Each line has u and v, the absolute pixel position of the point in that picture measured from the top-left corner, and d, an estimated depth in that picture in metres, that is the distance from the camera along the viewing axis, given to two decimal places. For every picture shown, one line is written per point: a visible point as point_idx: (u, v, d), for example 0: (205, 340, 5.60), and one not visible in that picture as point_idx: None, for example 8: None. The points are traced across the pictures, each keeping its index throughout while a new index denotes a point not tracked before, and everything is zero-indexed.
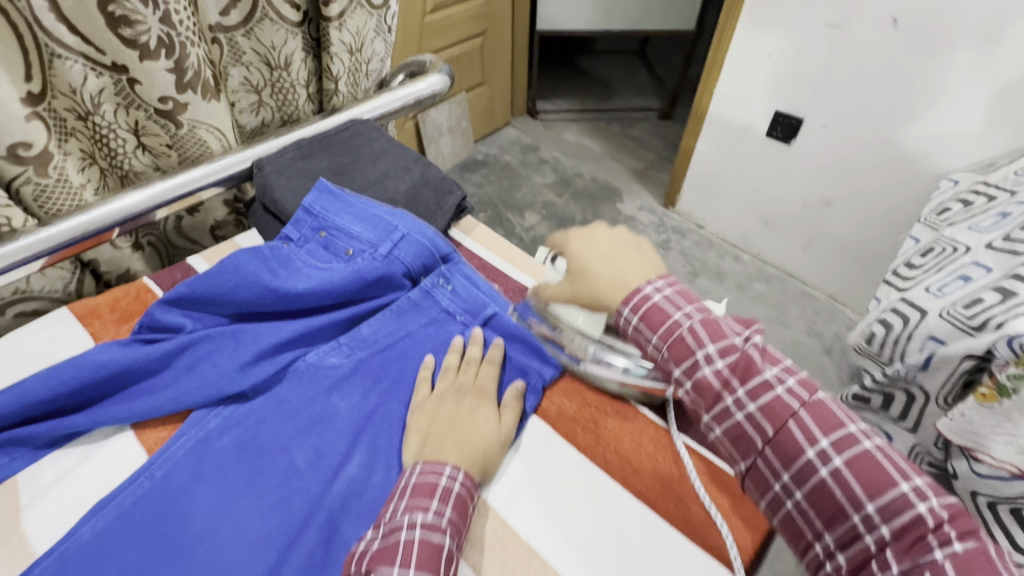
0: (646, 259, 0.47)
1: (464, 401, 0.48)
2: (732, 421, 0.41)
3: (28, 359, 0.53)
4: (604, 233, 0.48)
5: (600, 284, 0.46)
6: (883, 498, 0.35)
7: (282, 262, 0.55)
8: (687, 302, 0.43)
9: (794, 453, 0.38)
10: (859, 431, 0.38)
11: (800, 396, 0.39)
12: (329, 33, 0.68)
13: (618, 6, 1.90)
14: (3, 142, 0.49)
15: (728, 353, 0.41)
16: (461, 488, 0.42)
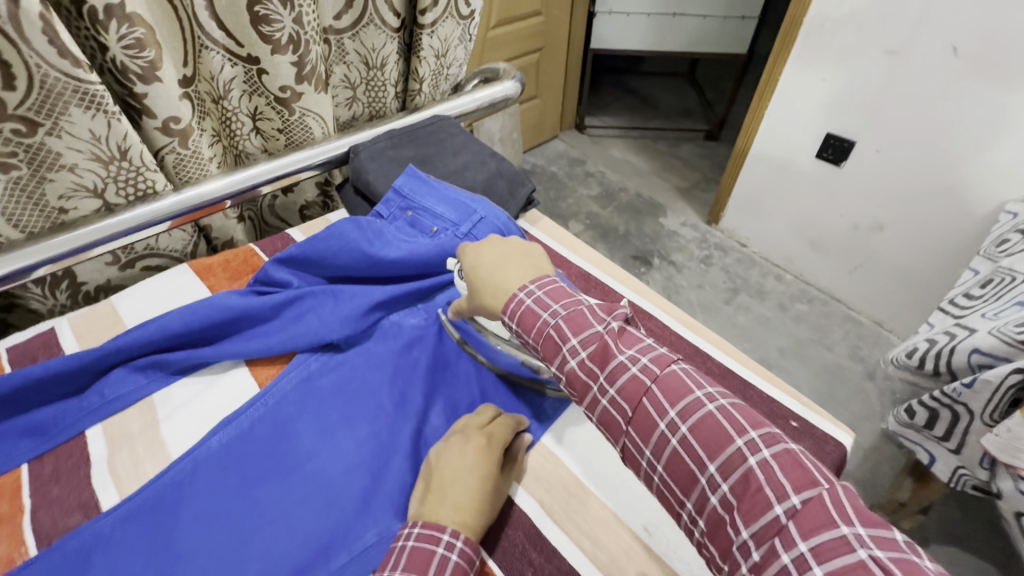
0: (533, 264, 0.48)
1: (466, 453, 0.44)
2: (600, 407, 0.40)
3: (157, 303, 0.61)
4: (494, 244, 0.50)
5: (484, 292, 0.48)
6: (718, 456, 0.35)
7: (376, 234, 0.62)
8: (556, 300, 0.43)
9: (649, 430, 0.37)
10: (746, 446, 0.34)
11: (652, 374, 0.39)
12: (421, 38, 0.76)
13: (672, 29, 1.96)
14: (160, 116, 0.57)
15: (615, 376, 0.39)
16: (460, 557, 0.39)
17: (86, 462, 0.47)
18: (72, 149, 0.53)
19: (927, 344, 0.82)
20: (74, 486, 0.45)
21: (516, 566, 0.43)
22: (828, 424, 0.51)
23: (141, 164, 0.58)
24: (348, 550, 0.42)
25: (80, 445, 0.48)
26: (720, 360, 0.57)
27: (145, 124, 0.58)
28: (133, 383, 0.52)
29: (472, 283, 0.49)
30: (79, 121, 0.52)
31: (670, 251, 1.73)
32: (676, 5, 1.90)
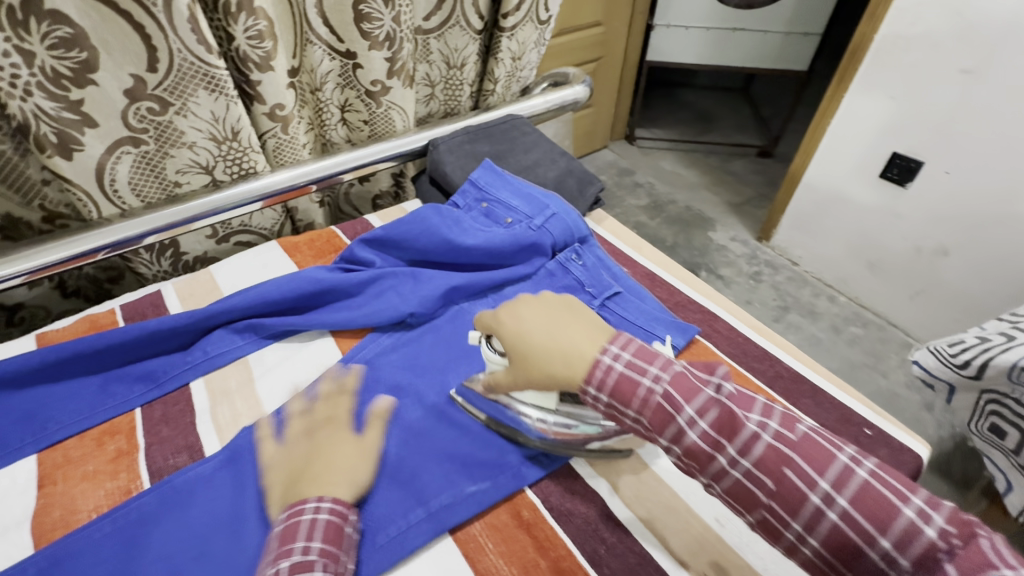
0: (591, 323, 0.42)
1: (316, 436, 0.47)
2: (730, 480, 0.35)
3: (251, 275, 0.66)
4: (538, 307, 0.44)
5: (545, 367, 0.41)
6: (892, 531, 0.30)
7: (454, 222, 0.65)
8: (649, 361, 0.38)
9: (796, 502, 0.33)
10: (851, 459, 0.33)
11: (788, 440, 0.34)
12: (500, 40, 0.80)
13: (731, 44, 1.95)
14: (268, 102, 0.62)
15: (707, 412, 0.35)
16: (330, 516, 0.40)
17: (191, 410, 0.51)
18: (193, 128, 0.59)
19: (982, 342, 0.62)
20: (181, 430, 0.50)
21: (588, 542, 0.44)
22: (903, 434, 0.51)
23: (249, 145, 0.64)
24: (424, 508, 0.45)
25: (185, 394, 0.53)
26: (790, 364, 0.57)
27: (255, 109, 0.63)
28: (231, 342, 0.56)
29: (525, 354, 0.42)
30: (203, 103, 0.57)
31: (718, 265, 1.71)
32: (736, 20, 1.89)
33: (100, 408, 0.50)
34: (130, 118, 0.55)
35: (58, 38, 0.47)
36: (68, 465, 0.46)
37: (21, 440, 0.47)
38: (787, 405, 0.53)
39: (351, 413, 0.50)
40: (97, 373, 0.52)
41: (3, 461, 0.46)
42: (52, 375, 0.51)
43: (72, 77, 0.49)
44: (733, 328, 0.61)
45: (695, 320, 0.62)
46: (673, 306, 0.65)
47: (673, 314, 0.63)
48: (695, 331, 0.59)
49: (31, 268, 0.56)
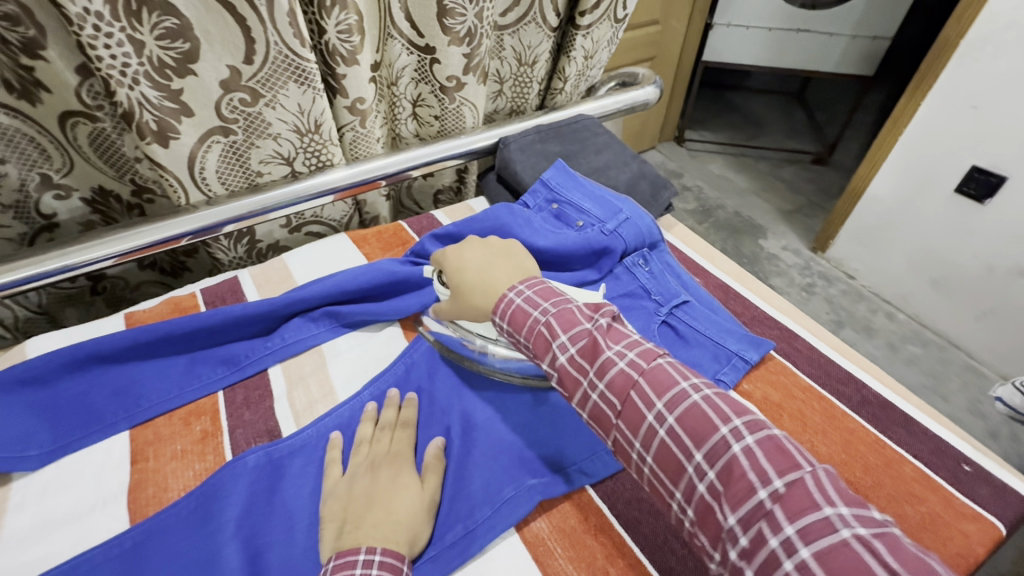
0: (518, 264, 0.50)
1: (381, 474, 0.44)
2: (592, 403, 0.39)
3: (321, 264, 0.67)
4: (478, 250, 0.51)
5: (473, 293, 0.48)
6: (706, 445, 0.34)
7: (525, 222, 0.64)
8: (545, 298, 0.44)
9: (637, 422, 0.37)
10: (732, 433, 0.34)
11: (638, 367, 0.38)
12: (575, 38, 0.78)
13: (794, 46, 1.88)
14: (350, 96, 0.63)
15: (579, 339, 0.41)
16: (382, 565, 0.37)
17: (270, 395, 0.53)
18: (279, 119, 0.60)
19: None
20: (262, 415, 0.51)
21: (664, 557, 0.43)
22: (1004, 472, 0.48)
23: (328, 138, 0.65)
24: (492, 510, 0.44)
25: (263, 379, 0.54)
26: (876, 389, 0.55)
27: (337, 103, 0.64)
28: (306, 331, 0.57)
29: (461, 288, 0.49)
30: (291, 96, 0.58)
31: (768, 275, 1.66)
32: (801, 20, 1.81)
33: (186, 389, 0.52)
34: (223, 109, 0.56)
35: (166, 28, 0.48)
36: (158, 443, 0.48)
37: (114, 415, 0.49)
38: (878, 434, 0.50)
39: (412, 450, 0.47)
40: (180, 354, 0.54)
41: (99, 434, 0.48)
42: (141, 354, 0.53)
43: (175, 67, 0.51)
44: (814, 347, 0.59)
45: (772, 336, 0.60)
46: (748, 320, 0.63)
47: (748, 328, 0.61)
48: (769, 344, 0.57)
49: (121, 250, 0.59)
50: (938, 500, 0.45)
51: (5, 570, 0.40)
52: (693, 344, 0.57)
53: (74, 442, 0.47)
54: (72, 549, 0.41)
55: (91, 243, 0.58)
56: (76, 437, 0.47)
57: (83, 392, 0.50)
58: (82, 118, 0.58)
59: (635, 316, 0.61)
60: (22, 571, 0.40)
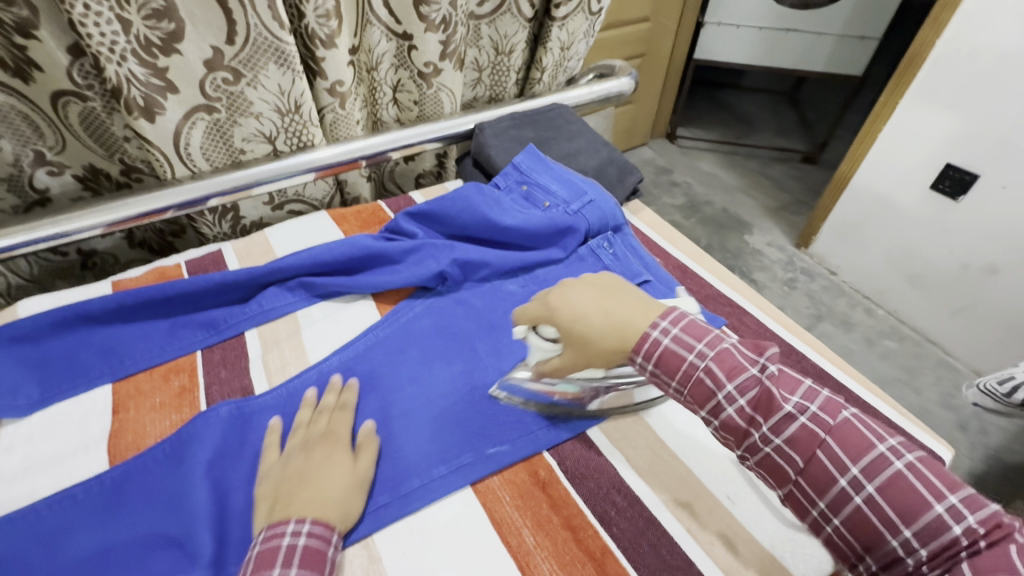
0: (636, 297, 0.44)
1: (315, 453, 0.44)
2: (763, 455, 0.39)
3: (299, 239, 0.70)
4: (586, 287, 0.45)
5: (604, 336, 0.42)
6: (919, 518, 0.34)
7: (494, 201, 0.67)
8: (696, 337, 0.41)
9: (825, 482, 0.37)
10: (889, 451, 0.36)
11: (825, 424, 0.38)
12: (551, 29, 0.82)
13: (783, 45, 1.90)
14: (329, 79, 0.66)
15: (747, 390, 0.39)
16: (311, 537, 0.39)
17: (245, 355, 0.56)
18: (261, 99, 0.63)
19: None
20: (236, 373, 0.54)
21: (601, 505, 0.46)
22: (926, 437, 0.52)
23: (308, 118, 0.68)
24: (446, 461, 0.47)
25: (240, 342, 0.57)
26: (815, 361, 0.58)
27: (317, 85, 0.67)
28: (282, 299, 0.60)
29: (575, 330, 0.43)
30: (271, 76, 0.62)
31: (751, 270, 1.69)
32: (790, 20, 1.84)
33: (167, 349, 0.55)
34: (207, 87, 0.59)
35: (152, 9, 0.51)
36: (138, 396, 0.52)
37: (99, 371, 0.53)
38: None
39: (349, 430, 0.48)
40: (162, 318, 0.57)
41: (84, 387, 0.52)
42: (124, 317, 0.56)
43: (160, 46, 0.54)
44: (761, 323, 0.62)
45: (723, 313, 0.63)
46: (703, 298, 0.66)
47: (701, 306, 0.64)
48: (721, 322, 0.60)
49: (110, 221, 0.62)
50: None
51: None
52: None
53: (60, 394, 0.51)
54: (54, 486, 0.44)
55: (82, 214, 0.61)
56: (62, 389, 0.51)
57: (70, 350, 0.53)
58: (72, 97, 0.61)
59: None
60: (9, 504, 0.43)
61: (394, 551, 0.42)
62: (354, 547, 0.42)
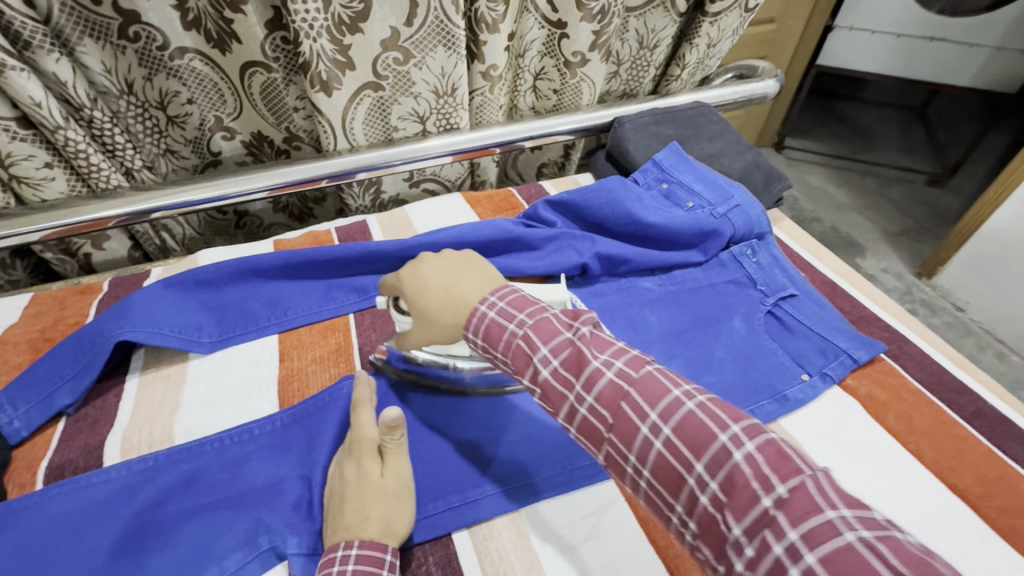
0: (482, 274, 0.43)
1: (358, 464, 0.41)
2: (583, 421, 0.35)
3: (438, 218, 0.73)
4: (439, 260, 0.43)
5: (438, 304, 0.41)
6: (706, 454, 0.30)
7: (636, 197, 0.66)
8: (519, 309, 0.38)
9: (630, 435, 0.32)
10: (721, 427, 0.30)
11: (629, 378, 0.33)
12: (701, 25, 0.79)
13: (924, 54, 1.72)
14: (487, 63, 0.68)
15: (561, 350, 0.36)
16: (361, 556, 0.36)
17: (393, 322, 0.59)
18: (423, 80, 0.66)
19: None
20: (387, 339, 0.57)
21: None
22: None
23: (461, 100, 0.70)
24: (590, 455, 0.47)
25: (387, 309, 0.61)
26: (994, 403, 0.53)
27: (472, 69, 0.69)
28: None
29: (424, 309, 0.41)
30: (437, 58, 0.64)
31: None
32: (936, 28, 1.66)
33: (324, 307, 0.59)
34: (379, 65, 0.63)
35: None
36: (301, 348, 0.56)
37: (266, 320, 0.57)
38: (992, 447, 0.49)
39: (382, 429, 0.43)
40: (319, 279, 0.61)
41: (254, 333, 0.56)
42: (287, 273, 0.60)
43: (349, 24, 0.57)
44: (926, 354, 0.57)
45: (881, 338, 0.59)
46: (856, 319, 0.61)
47: (855, 328, 0.59)
48: (882, 348, 0.55)
49: (276, 184, 0.68)
50: None
51: (187, 427, 0.48)
52: (798, 335, 0.57)
53: (236, 337, 0.56)
54: (235, 420, 0.49)
55: (254, 176, 0.67)
56: (237, 332, 0.56)
57: (242, 298, 0.58)
58: (259, 69, 0.66)
59: (735, 300, 0.61)
60: (199, 431, 0.48)
61: (542, 531, 0.43)
62: (504, 522, 0.43)
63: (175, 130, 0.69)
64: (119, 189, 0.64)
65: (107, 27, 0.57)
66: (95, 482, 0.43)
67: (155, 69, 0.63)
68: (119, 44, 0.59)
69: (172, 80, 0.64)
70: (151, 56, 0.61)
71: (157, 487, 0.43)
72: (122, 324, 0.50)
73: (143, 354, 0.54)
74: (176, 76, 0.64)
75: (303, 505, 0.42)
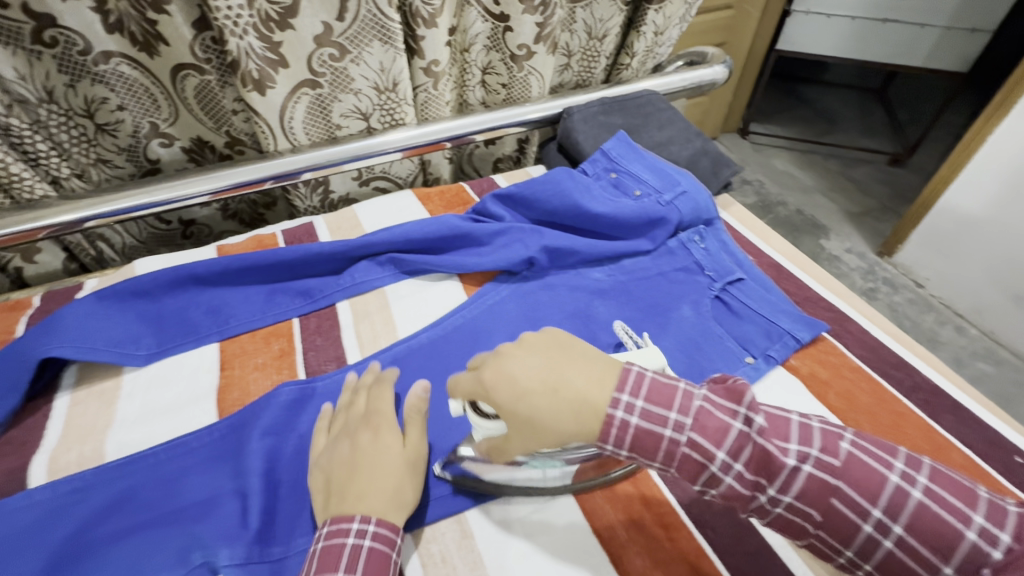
0: (589, 363, 0.34)
1: (361, 440, 0.43)
2: (776, 516, 0.33)
3: (388, 215, 0.72)
4: (530, 350, 0.35)
5: (548, 426, 0.33)
6: (882, 498, 0.31)
7: (584, 188, 0.66)
8: (666, 406, 0.32)
9: (848, 533, 0.31)
10: (904, 478, 0.31)
11: (830, 467, 0.32)
12: (647, 13, 0.79)
13: (878, 36, 1.75)
14: (427, 58, 0.67)
15: (740, 451, 0.32)
16: (376, 538, 0.37)
17: (339, 324, 0.58)
18: (362, 76, 0.65)
19: None
20: (331, 342, 0.56)
21: (696, 508, 0.44)
22: None
23: (403, 96, 0.69)
24: None
25: (334, 312, 0.59)
26: (931, 377, 0.54)
27: (413, 64, 0.68)
28: (373, 273, 0.62)
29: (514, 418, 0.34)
30: (375, 53, 0.63)
31: None
32: (890, 10, 1.69)
33: (267, 313, 0.58)
34: (314, 63, 0.61)
35: None
36: (243, 356, 0.54)
37: (206, 329, 0.56)
38: (927, 419, 0.50)
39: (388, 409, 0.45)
40: (262, 284, 0.60)
41: (193, 343, 0.55)
42: (229, 280, 0.58)
43: (277, 20, 0.55)
44: (867, 331, 0.58)
45: (825, 318, 0.60)
46: (801, 301, 0.62)
47: (800, 308, 0.60)
48: (824, 327, 0.56)
49: (216, 189, 0.65)
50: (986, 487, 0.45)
51: (119, 443, 0.47)
52: (744, 319, 0.58)
53: (173, 348, 0.54)
54: (171, 434, 0.47)
55: (192, 180, 0.65)
56: (175, 343, 0.54)
57: (181, 307, 0.56)
58: (191, 70, 0.64)
59: (684, 287, 0.62)
60: (132, 447, 0.46)
61: (486, 527, 0.43)
62: (448, 521, 0.43)
63: (106, 139, 0.67)
64: (47, 200, 0.61)
65: (19, 31, 0.54)
66: (18, 506, 0.41)
67: (78, 74, 0.60)
68: (34, 50, 0.56)
69: (97, 85, 0.61)
70: (72, 62, 0.59)
71: (88, 506, 0.41)
72: (48, 341, 0.48)
73: (74, 371, 0.52)
74: (102, 81, 0.61)
75: (240, 516, 0.42)
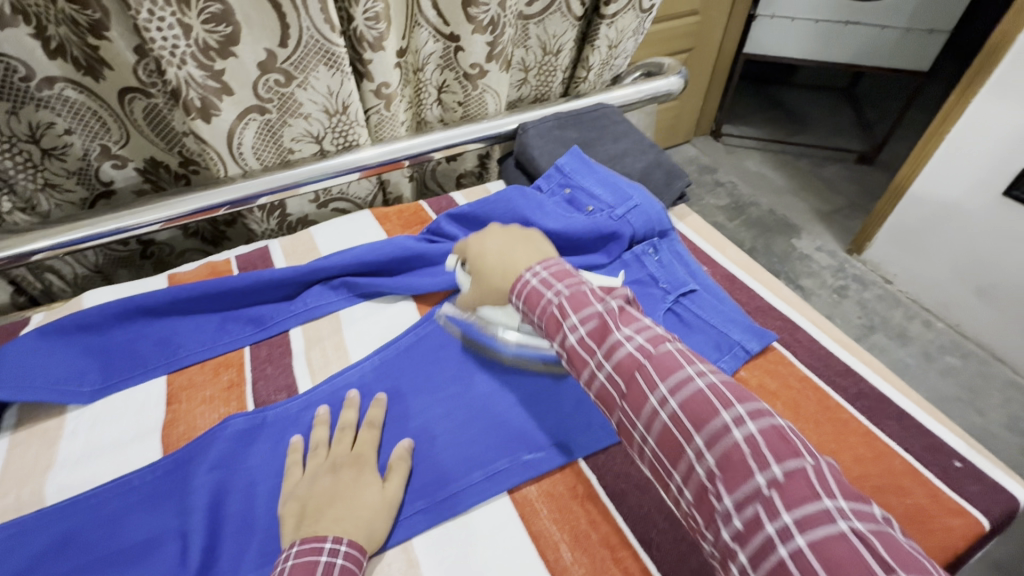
0: (535, 249, 0.51)
1: (341, 475, 0.44)
2: (626, 417, 0.38)
3: (344, 237, 0.71)
4: (506, 231, 0.54)
5: (496, 275, 0.51)
6: (741, 478, 0.32)
7: (537, 205, 0.66)
8: (563, 281, 0.45)
9: (672, 447, 0.35)
10: (733, 420, 0.34)
11: (677, 393, 0.36)
12: (599, 27, 0.80)
13: (841, 38, 1.79)
14: (376, 81, 0.67)
15: (615, 351, 0.39)
16: (346, 556, 0.39)
17: (290, 352, 0.58)
18: (310, 100, 0.65)
19: None
20: (281, 370, 0.56)
21: (642, 527, 0.45)
22: (1000, 472, 0.49)
23: (355, 118, 0.69)
24: (483, 470, 0.47)
25: (286, 339, 0.59)
26: (876, 383, 0.55)
27: (363, 87, 0.68)
28: (326, 298, 0.62)
29: (481, 269, 0.53)
30: (322, 77, 0.63)
31: (799, 276, 1.62)
32: (851, 12, 1.72)
33: (217, 343, 0.57)
34: (260, 89, 0.61)
35: (211, 13, 0.52)
36: (190, 388, 0.54)
37: (154, 361, 0.55)
38: (871, 426, 0.51)
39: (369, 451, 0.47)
40: (213, 312, 0.59)
41: (140, 378, 0.54)
42: (178, 310, 0.57)
43: (218, 49, 0.55)
44: (816, 339, 0.59)
45: (774, 327, 0.61)
46: (752, 310, 0.63)
47: (751, 318, 0.61)
48: (773, 337, 0.57)
49: (167, 216, 0.64)
50: (925, 494, 0.46)
51: (60, 485, 0.46)
52: (695, 331, 0.58)
53: (119, 383, 0.53)
54: (114, 473, 0.47)
55: (141, 208, 0.64)
56: (121, 378, 0.53)
57: (128, 340, 0.55)
58: (137, 94, 0.64)
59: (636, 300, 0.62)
60: (73, 488, 0.46)
61: (433, 557, 0.43)
62: (393, 551, 0.43)
63: (54, 163, 0.65)
64: None
65: None
66: None
67: (21, 101, 0.59)
68: None
69: (42, 111, 0.61)
70: (14, 89, 0.58)
71: (24, 552, 0.41)
72: None
73: (16, 411, 0.51)
74: (47, 106, 0.61)
75: (180, 555, 0.41)
